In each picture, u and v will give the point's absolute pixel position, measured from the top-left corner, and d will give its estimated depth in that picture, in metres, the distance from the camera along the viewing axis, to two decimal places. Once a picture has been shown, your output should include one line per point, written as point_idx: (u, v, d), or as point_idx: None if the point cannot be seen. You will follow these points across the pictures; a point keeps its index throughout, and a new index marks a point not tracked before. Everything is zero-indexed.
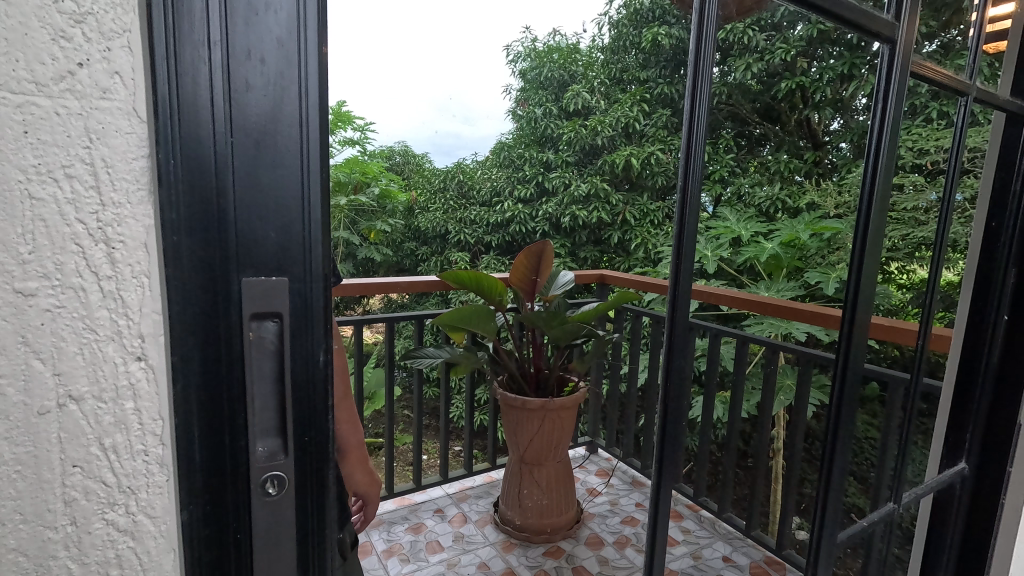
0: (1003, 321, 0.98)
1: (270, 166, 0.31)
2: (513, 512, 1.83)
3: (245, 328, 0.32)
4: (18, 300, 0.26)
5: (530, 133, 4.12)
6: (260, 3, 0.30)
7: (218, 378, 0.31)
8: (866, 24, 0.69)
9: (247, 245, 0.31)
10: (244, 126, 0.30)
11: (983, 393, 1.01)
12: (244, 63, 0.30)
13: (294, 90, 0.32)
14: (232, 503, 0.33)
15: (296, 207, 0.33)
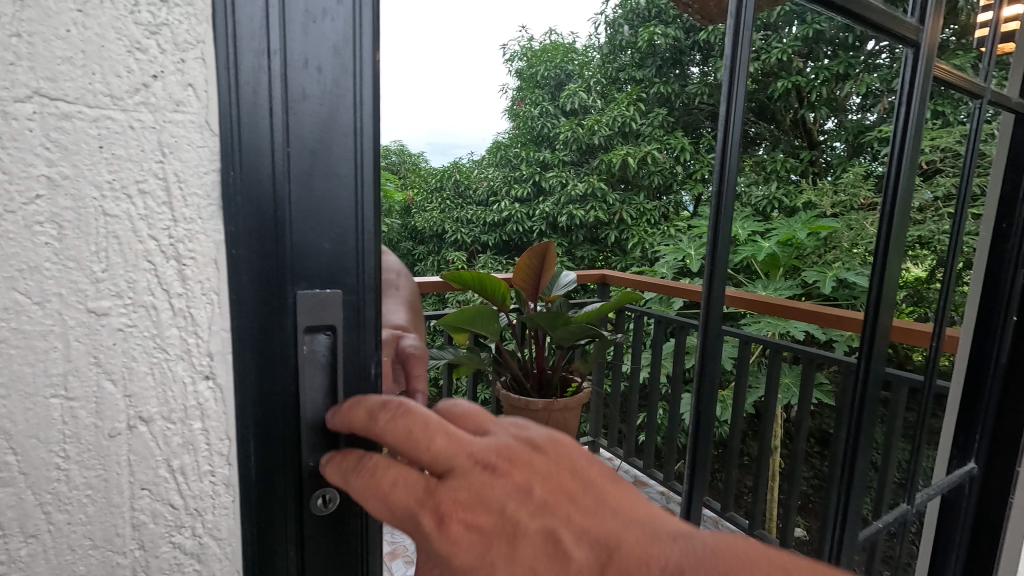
0: (1013, 322, 0.99)
1: (325, 176, 0.31)
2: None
3: (298, 342, 0.31)
4: (92, 320, 0.26)
5: (527, 132, 4.08)
6: (318, 10, 0.29)
7: (273, 393, 0.31)
8: (890, 27, 0.69)
9: (300, 259, 0.31)
10: (300, 136, 0.30)
11: (993, 394, 1.02)
12: (301, 71, 0.29)
13: (349, 99, 0.31)
14: (283, 524, 0.32)
15: (349, 218, 0.32)
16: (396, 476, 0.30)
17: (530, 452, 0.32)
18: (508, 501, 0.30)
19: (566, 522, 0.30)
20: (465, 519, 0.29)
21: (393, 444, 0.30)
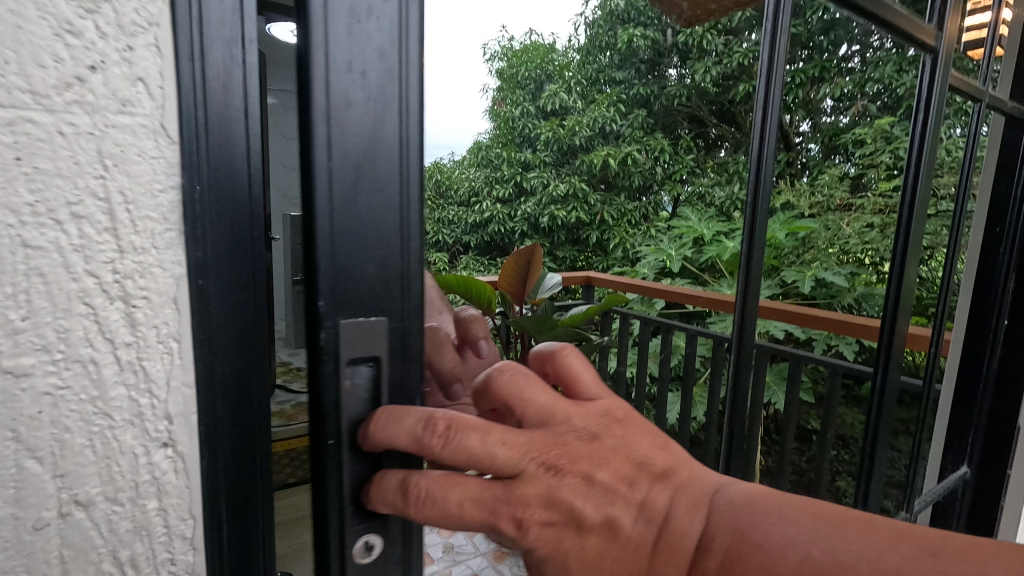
0: (1004, 326, 1.07)
1: (369, 191, 0.28)
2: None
3: (341, 375, 0.28)
4: (7, 384, 0.20)
5: (508, 132, 3.96)
6: (363, 8, 0.27)
7: (314, 429, 0.29)
8: (910, 31, 0.66)
9: (344, 281, 0.28)
10: (343, 148, 0.27)
11: (985, 400, 1.10)
12: (344, 76, 0.27)
13: (395, 108, 0.28)
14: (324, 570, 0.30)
15: (395, 237, 0.29)
16: (464, 491, 0.28)
17: (591, 446, 0.32)
18: (575, 495, 0.31)
19: (626, 504, 0.32)
20: (539, 518, 0.30)
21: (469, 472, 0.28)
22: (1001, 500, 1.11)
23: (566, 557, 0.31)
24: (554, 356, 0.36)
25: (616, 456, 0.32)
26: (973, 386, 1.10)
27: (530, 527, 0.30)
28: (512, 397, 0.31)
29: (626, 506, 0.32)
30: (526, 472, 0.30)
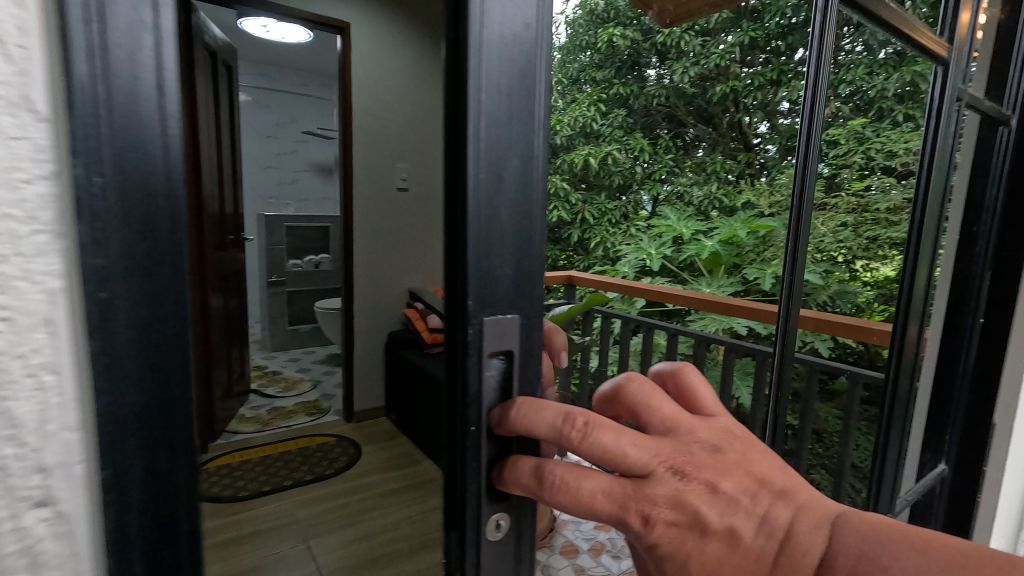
0: (980, 323, 1.09)
1: (506, 221, 0.41)
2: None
3: (484, 365, 0.41)
4: None
5: None
6: (503, 92, 0.39)
7: (459, 411, 0.41)
8: (916, 40, 0.78)
9: (487, 287, 0.40)
10: (488, 192, 0.39)
11: (962, 397, 1.12)
12: (492, 142, 0.39)
13: (519, 163, 0.41)
14: (465, 507, 0.42)
15: (519, 251, 0.42)
16: (607, 484, 0.39)
17: (710, 456, 0.42)
18: (697, 490, 0.41)
19: (746, 512, 0.42)
20: (666, 516, 0.40)
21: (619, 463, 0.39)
22: (978, 498, 1.12)
23: (690, 556, 0.40)
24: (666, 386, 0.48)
25: (729, 474, 0.42)
26: (952, 384, 1.11)
27: (657, 523, 0.40)
28: (642, 412, 0.44)
29: (751, 515, 0.42)
30: (655, 474, 0.40)
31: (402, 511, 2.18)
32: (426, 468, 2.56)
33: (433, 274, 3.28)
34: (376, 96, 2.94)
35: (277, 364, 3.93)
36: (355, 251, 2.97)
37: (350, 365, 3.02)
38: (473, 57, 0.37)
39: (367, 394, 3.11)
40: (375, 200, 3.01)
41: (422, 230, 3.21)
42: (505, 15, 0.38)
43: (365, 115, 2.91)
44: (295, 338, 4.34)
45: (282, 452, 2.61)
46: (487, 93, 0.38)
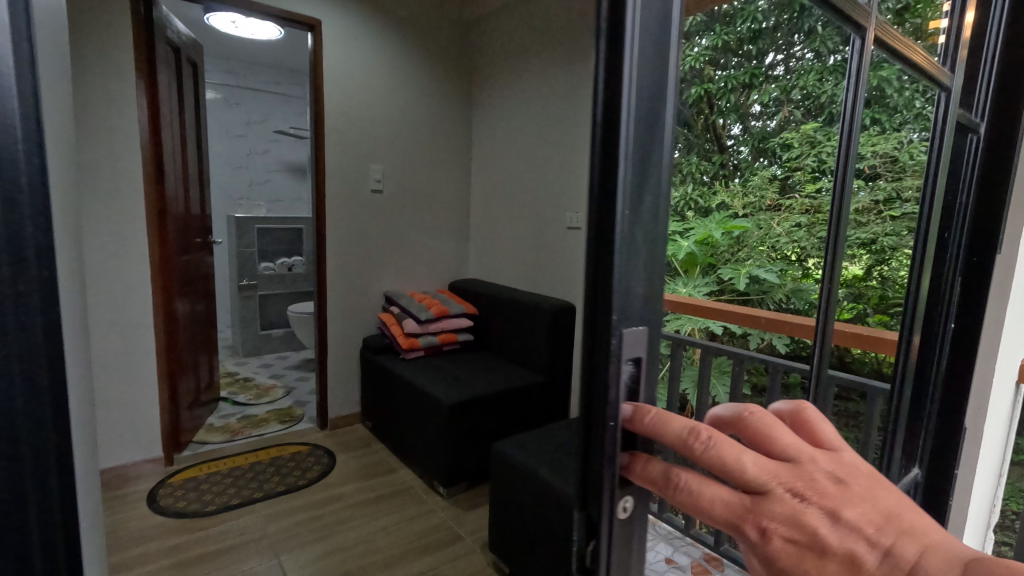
0: (951, 329, 1.11)
1: (640, 236, 0.42)
2: (492, 529, 1.90)
3: (619, 363, 0.42)
4: None
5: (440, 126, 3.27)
6: (652, 116, 0.41)
7: (598, 406, 0.42)
8: (922, 66, 0.85)
9: (625, 294, 0.42)
10: (633, 208, 0.41)
11: (934, 404, 1.14)
12: (643, 162, 0.41)
13: (659, 184, 0.43)
14: (602, 504, 0.42)
15: (646, 266, 0.43)
16: (725, 496, 0.41)
17: (829, 483, 0.42)
18: (814, 514, 0.41)
19: (864, 538, 0.41)
20: (783, 531, 0.41)
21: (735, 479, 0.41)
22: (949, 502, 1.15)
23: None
24: (795, 410, 0.49)
25: (857, 503, 0.42)
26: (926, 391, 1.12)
27: (774, 537, 0.41)
28: (763, 439, 0.44)
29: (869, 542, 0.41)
30: (773, 492, 0.41)
31: (378, 522, 2.13)
32: (403, 476, 2.51)
33: (409, 277, 3.24)
34: (350, 96, 2.87)
35: (248, 370, 3.82)
36: (329, 254, 2.89)
37: (324, 371, 2.95)
38: (631, 69, 0.39)
39: (343, 400, 3.04)
40: (349, 202, 2.94)
41: (397, 233, 3.15)
42: (652, 22, 0.40)
43: (338, 115, 2.84)
44: (267, 343, 4.22)
45: (254, 463, 2.53)
46: (642, 115, 0.40)
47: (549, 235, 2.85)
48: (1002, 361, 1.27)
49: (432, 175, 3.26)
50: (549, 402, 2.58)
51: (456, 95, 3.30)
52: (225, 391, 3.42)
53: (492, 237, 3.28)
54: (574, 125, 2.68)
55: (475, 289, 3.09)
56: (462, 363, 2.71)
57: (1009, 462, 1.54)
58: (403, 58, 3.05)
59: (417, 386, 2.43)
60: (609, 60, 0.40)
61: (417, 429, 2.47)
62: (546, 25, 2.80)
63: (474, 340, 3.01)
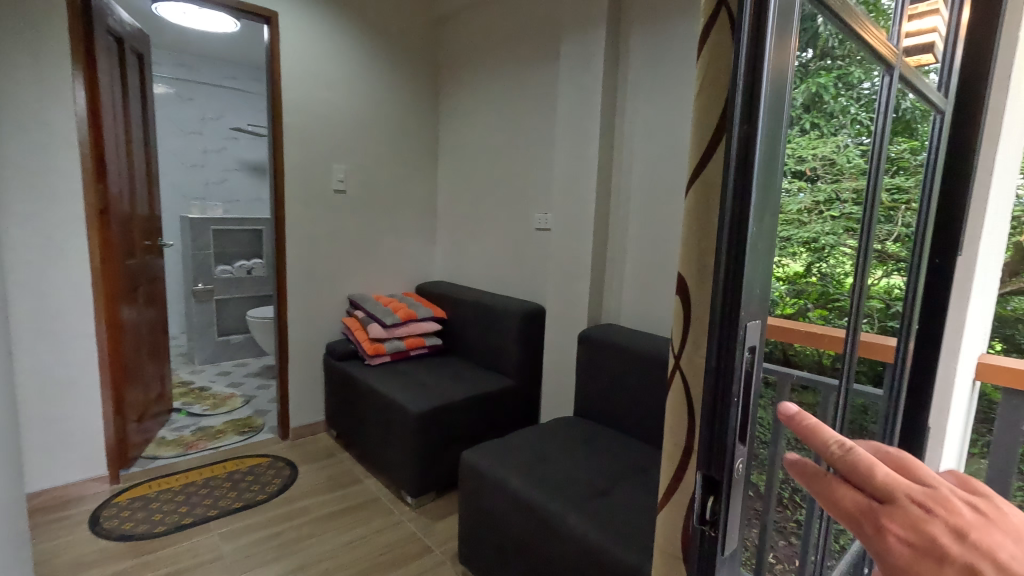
0: (914, 327, 1.12)
1: (758, 256, 0.62)
2: (462, 539, 1.85)
3: (744, 353, 0.63)
4: None
5: (412, 126, 3.21)
6: (767, 173, 0.61)
7: (725, 384, 0.63)
8: (925, 94, 0.99)
9: (751, 299, 0.62)
10: (758, 238, 0.62)
11: (899, 404, 1.14)
12: (762, 205, 0.62)
13: (769, 216, 0.63)
14: (724, 447, 0.64)
15: (758, 277, 0.63)
16: (849, 488, 0.43)
17: (964, 514, 0.41)
18: (938, 530, 0.40)
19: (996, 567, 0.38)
20: (898, 533, 0.41)
21: (849, 465, 0.44)
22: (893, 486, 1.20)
23: None
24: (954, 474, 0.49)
25: (1001, 535, 0.40)
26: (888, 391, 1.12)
27: (889, 534, 0.41)
28: (902, 466, 0.45)
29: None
30: (898, 499, 0.42)
31: (343, 536, 2.04)
32: (370, 486, 2.42)
33: (374, 279, 3.15)
34: (310, 93, 2.76)
35: (204, 378, 3.64)
36: (289, 257, 2.78)
37: (285, 380, 2.83)
38: (759, 139, 0.59)
39: (306, 409, 2.93)
40: (311, 202, 2.83)
41: (362, 234, 3.05)
42: (774, 104, 0.60)
43: (298, 113, 2.72)
44: (225, 350, 4.04)
45: (210, 478, 2.40)
46: (764, 172, 0.61)
47: (518, 236, 2.81)
48: (957, 359, 1.31)
49: (399, 175, 3.18)
50: (519, 406, 2.54)
51: (423, 94, 3.22)
52: (178, 401, 3.24)
53: (460, 239, 3.22)
54: (542, 126, 2.64)
55: (443, 291, 3.02)
56: (430, 368, 2.65)
57: (963, 457, 1.58)
58: (366, 55, 2.95)
59: (383, 393, 2.35)
60: (743, 135, 0.59)
61: (382, 437, 2.39)
62: (514, 24, 2.76)
63: (443, 344, 2.95)
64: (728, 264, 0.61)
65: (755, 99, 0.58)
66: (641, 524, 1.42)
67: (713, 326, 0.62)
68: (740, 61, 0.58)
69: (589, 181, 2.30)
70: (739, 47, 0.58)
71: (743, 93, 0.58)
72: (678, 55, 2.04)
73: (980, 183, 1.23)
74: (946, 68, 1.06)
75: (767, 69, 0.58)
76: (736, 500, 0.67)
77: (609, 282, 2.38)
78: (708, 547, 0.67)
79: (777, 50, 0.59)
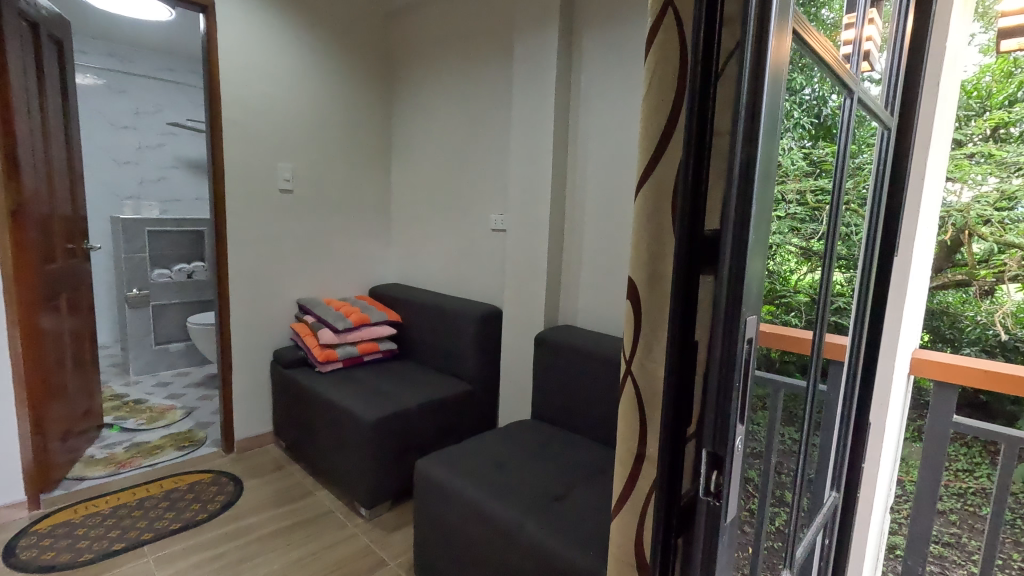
0: (857, 325, 1.18)
1: (754, 256, 0.62)
2: (417, 551, 1.79)
3: (744, 344, 0.63)
4: None
5: (364, 124, 3.10)
6: (765, 172, 0.61)
7: (728, 377, 0.62)
8: (875, 110, 1.06)
9: (749, 294, 0.62)
10: (754, 234, 0.61)
11: (841, 398, 1.19)
12: (760, 202, 0.62)
13: (765, 212, 0.63)
14: (725, 440, 0.63)
15: (754, 273, 0.63)
16: None
17: None
18: None
19: None
20: None
21: None
22: (835, 479, 1.26)
23: None
24: None
25: None
26: (835, 387, 1.17)
27: None
28: None
29: None
30: None
31: (292, 554, 1.94)
32: (321, 499, 2.32)
33: (326, 283, 3.04)
34: (253, 88, 2.62)
35: (140, 390, 3.41)
36: (232, 261, 2.63)
37: (229, 390, 2.68)
38: (759, 138, 0.58)
39: (252, 419, 2.78)
40: (255, 203, 2.69)
41: (312, 236, 2.94)
42: (770, 104, 0.60)
43: (239, 108, 2.58)
44: (164, 358, 3.80)
45: (145, 498, 2.23)
46: (762, 172, 0.61)
47: (474, 237, 2.77)
48: (898, 356, 1.37)
49: (350, 174, 3.07)
50: (476, 410, 2.50)
51: (374, 91, 3.13)
52: (110, 416, 3.02)
53: (414, 240, 3.14)
54: (496, 126, 2.61)
55: (398, 294, 2.94)
56: (385, 374, 2.57)
57: (899, 446, 1.66)
58: (313, 50, 2.83)
59: (333, 402, 2.26)
60: (745, 154, 0.59)
61: (333, 447, 2.29)
62: (467, 23, 2.72)
63: (398, 348, 2.87)
64: (727, 279, 0.61)
65: (756, 123, 0.58)
66: (598, 529, 1.41)
67: (716, 318, 0.61)
68: (743, 85, 0.58)
69: (544, 183, 2.29)
70: (742, 68, 0.58)
71: (745, 115, 0.58)
72: (629, 58, 2.06)
73: (913, 187, 1.28)
74: (893, 83, 1.15)
75: (767, 69, 0.58)
76: (737, 493, 0.66)
77: (565, 284, 2.36)
78: (713, 514, 0.65)
79: (773, 73, 0.59)
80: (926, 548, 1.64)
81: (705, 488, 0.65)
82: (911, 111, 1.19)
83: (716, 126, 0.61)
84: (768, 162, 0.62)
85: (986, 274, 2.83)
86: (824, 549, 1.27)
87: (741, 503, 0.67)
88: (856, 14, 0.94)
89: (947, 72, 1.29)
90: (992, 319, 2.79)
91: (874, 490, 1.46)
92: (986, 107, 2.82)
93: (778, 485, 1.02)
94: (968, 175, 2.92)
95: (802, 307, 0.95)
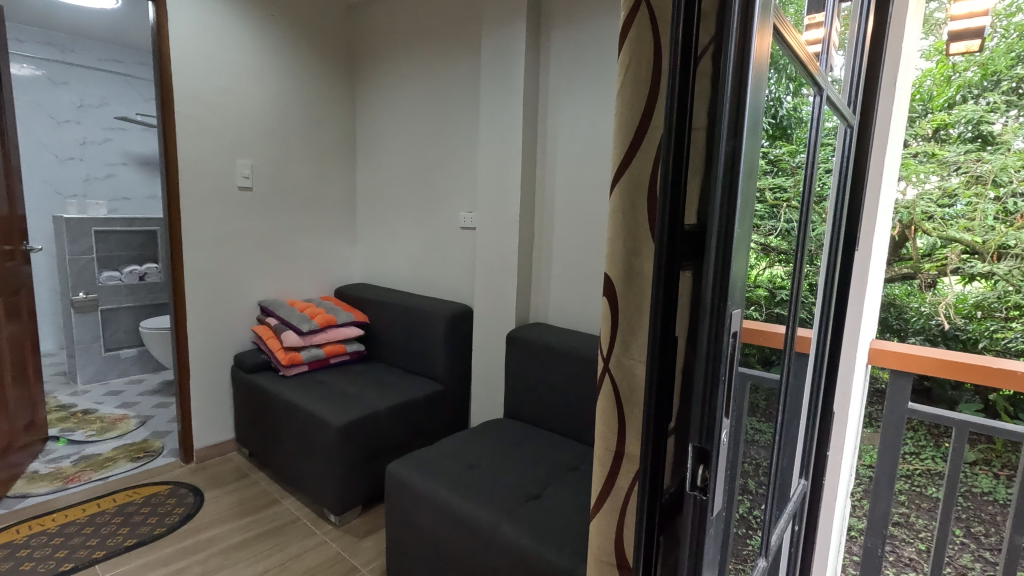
0: (821, 317, 1.21)
1: (737, 250, 0.62)
2: (390, 557, 1.75)
3: (730, 338, 0.63)
4: None
5: (325, 119, 3.01)
6: (745, 167, 0.62)
7: (715, 370, 0.62)
8: (838, 108, 1.08)
9: (732, 291, 0.62)
10: (736, 229, 0.61)
11: (807, 388, 1.22)
12: (742, 197, 0.62)
13: (745, 208, 0.63)
14: (710, 430, 0.63)
15: (737, 266, 0.63)
16: None
17: None
18: None
19: None
20: None
21: None
22: (801, 469, 1.29)
23: None
24: None
25: None
26: (803, 378, 1.19)
27: None
28: None
29: None
30: None
31: (256, 567, 1.87)
32: (288, 507, 2.25)
33: (288, 283, 2.94)
34: (208, 80, 2.50)
35: (88, 400, 3.22)
36: (188, 263, 2.51)
37: (186, 398, 2.56)
38: (740, 135, 0.59)
39: (212, 427, 2.66)
40: (213, 201, 2.57)
41: (272, 235, 2.83)
42: (751, 100, 0.60)
43: (192, 102, 2.45)
44: (116, 365, 3.61)
45: (96, 514, 2.11)
46: (743, 169, 0.61)
47: (442, 236, 2.73)
48: (858, 348, 1.41)
49: (313, 171, 2.98)
50: (448, 411, 2.46)
51: (337, 85, 3.04)
52: (56, 428, 2.84)
53: (380, 239, 3.08)
54: (463, 123, 2.58)
55: (364, 294, 2.87)
56: (352, 376, 2.50)
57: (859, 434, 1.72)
58: (270, 42, 2.73)
59: (299, 407, 2.18)
60: (728, 151, 0.59)
61: (298, 454, 2.21)
62: (431, 17, 2.67)
63: (365, 349, 2.80)
64: (715, 276, 0.61)
65: (739, 121, 0.59)
66: (573, 527, 1.41)
67: (703, 313, 0.61)
68: (727, 81, 0.58)
69: (513, 180, 2.27)
70: (723, 64, 0.58)
71: (728, 113, 0.58)
72: (597, 57, 2.06)
73: (871, 184, 1.33)
74: (855, 82, 1.19)
75: (751, 66, 0.58)
76: (721, 488, 0.66)
77: (536, 281, 2.36)
78: (699, 509, 0.65)
79: (756, 70, 0.60)
80: (885, 530, 1.70)
81: (691, 483, 0.65)
82: (870, 111, 1.23)
83: (698, 122, 0.61)
84: (749, 155, 0.62)
85: (929, 267, 3.01)
86: (794, 535, 1.31)
87: (725, 494, 0.68)
88: (822, 15, 0.97)
89: (902, 75, 1.35)
90: (936, 309, 2.99)
91: (837, 477, 1.51)
92: (928, 109, 2.98)
93: (750, 477, 1.03)
94: (913, 173, 3.04)
95: (762, 301, 0.96)
